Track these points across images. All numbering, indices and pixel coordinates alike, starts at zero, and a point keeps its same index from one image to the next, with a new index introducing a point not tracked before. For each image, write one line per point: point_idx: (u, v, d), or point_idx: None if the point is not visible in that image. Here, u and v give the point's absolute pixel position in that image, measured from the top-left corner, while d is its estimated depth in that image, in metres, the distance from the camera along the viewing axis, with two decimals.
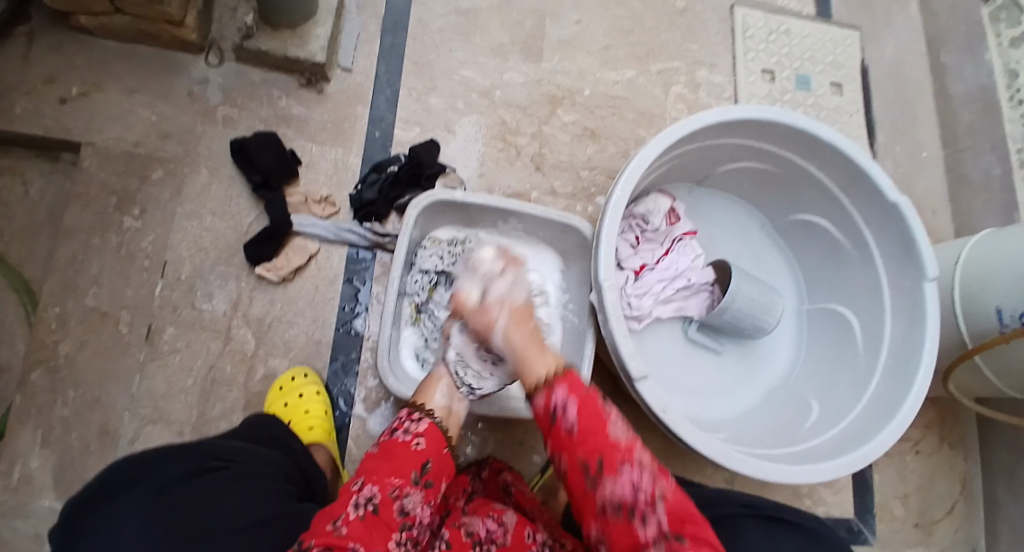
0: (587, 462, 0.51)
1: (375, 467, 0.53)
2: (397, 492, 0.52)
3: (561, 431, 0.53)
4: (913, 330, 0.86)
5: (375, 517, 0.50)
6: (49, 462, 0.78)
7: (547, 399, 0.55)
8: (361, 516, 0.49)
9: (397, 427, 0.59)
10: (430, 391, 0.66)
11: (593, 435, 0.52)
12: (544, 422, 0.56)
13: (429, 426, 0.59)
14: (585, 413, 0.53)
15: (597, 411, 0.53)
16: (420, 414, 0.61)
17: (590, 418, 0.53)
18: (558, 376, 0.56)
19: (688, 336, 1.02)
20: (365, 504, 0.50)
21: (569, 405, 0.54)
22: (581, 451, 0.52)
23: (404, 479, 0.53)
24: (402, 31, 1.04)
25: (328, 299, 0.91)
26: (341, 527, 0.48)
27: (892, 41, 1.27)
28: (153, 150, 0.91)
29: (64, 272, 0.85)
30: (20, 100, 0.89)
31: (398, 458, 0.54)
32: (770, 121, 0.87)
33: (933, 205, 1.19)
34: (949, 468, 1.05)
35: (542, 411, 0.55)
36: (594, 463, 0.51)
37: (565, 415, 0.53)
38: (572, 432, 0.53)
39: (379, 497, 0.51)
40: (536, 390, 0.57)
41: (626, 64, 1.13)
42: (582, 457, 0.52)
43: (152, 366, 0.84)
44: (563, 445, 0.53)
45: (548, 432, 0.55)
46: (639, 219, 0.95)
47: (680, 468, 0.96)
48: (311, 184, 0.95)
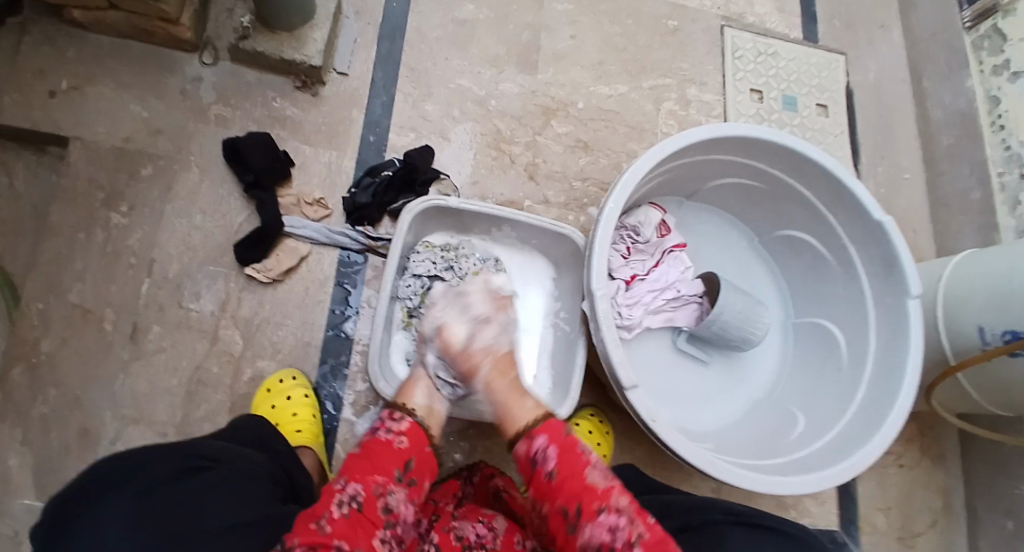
0: (566, 509, 0.54)
1: (357, 466, 0.55)
2: (381, 490, 0.54)
3: (541, 478, 0.56)
4: (897, 344, 0.88)
5: (359, 516, 0.52)
6: (24, 462, 0.76)
7: (529, 448, 0.59)
8: (345, 514, 0.51)
9: (378, 425, 0.60)
10: (411, 392, 0.66)
11: (571, 482, 0.55)
12: (526, 470, 0.59)
13: (412, 424, 0.60)
14: (562, 461, 0.55)
15: (575, 458, 0.56)
16: (402, 413, 0.61)
17: (569, 464, 0.56)
18: (538, 426, 0.60)
19: (676, 347, 1.02)
20: (349, 502, 0.52)
21: (549, 453, 0.57)
22: (560, 498, 0.55)
23: (388, 477, 0.55)
24: (398, 38, 1.05)
25: (319, 301, 0.90)
26: (325, 526, 0.50)
27: (875, 66, 1.31)
28: (144, 147, 0.90)
29: (48, 267, 0.83)
30: (8, 92, 0.88)
31: (380, 457, 0.56)
32: (759, 139, 0.89)
33: (914, 225, 1.22)
34: (931, 483, 1.06)
35: (523, 458, 0.59)
36: (572, 510, 0.54)
37: (545, 464, 0.56)
38: (551, 479, 0.55)
39: (363, 496, 0.53)
40: (517, 438, 0.61)
41: (619, 79, 1.15)
42: (562, 505, 0.54)
43: (135, 366, 0.82)
44: (543, 494, 0.56)
45: (531, 479, 0.58)
46: (630, 230, 0.98)
47: (668, 477, 0.96)
48: (304, 186, 0.94)
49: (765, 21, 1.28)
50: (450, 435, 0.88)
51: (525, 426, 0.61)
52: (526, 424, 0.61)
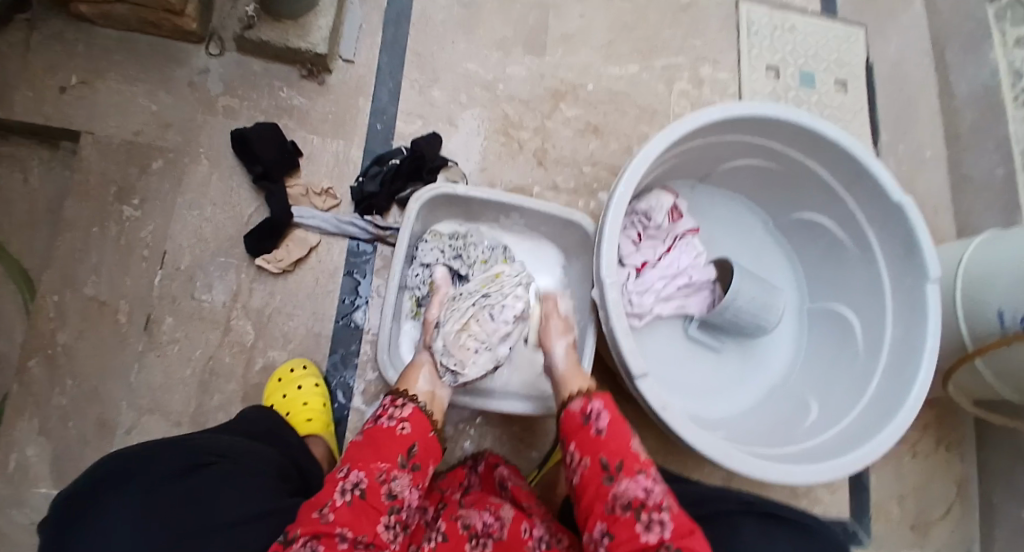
0: (607, 463, 0.58)
1: (360, 455, 0.57)
2: (384, 476, 0.55)
3: (590, 433, 0.61)
4: (915, 330, 0.86)
5: (363, 502, 0.53)
6: (48, 451, 0.78)
7: (584, 406, 0.63)
8: (348, 502, 0.52)
9: (381, 414, 0.61)
10: (415, 378, 0.69)
11: (618, 441, 0.59)
12: (574, 426, 0.63)
13: (414, 410, 0.62)
14: (615, 423, 0.61)
15: (625, 426, 0.61)
16: (403, 400, 0.63)
17: (619, 428, 0.60)
18: (597, 391, 0.66)
19: (688, 334, 1.01)
20: (352, 490, 0.53)
21: (603, 414, 0.62)
22: (604, 452, 0.58)
23: (391, 463, 0.56)
24: (404, 23, 1.04)
25: (329, 291, 0.91)
26: (328, 514, 0.51)
27: (897, 40, 1.26)
28: (154, 140, 0.91)
29: (64, 260, 0.84)
30: (19, 87, 0.89)
31: (383, 444, 0.57)
32: (773, 120, 0.87)
33: (935, 206, 1.18)
34: (947, 469, 1.04)
35: (578, 411, 0.63)
36: (614, 465, 0.57)
37: (597, 421, 0.61)
38: (601, 435, 0.60)
39: (366, 483, 0.54)
40: (573, 396, 0.66)
41: (629, 60, 1.12)
42: (604, 458, 0.58)
43: (151, 356, 0.84)
44: (588, 445, 0.60)
45: (577, 434, 0.62)
46: (641, 216, 0.95)
47: (678, 466, 0.96)
48: (312, 176, 0.94)
49: None
50: (460, 424, 0.89)
51: (577, 390, 0.67)
52: (577, 390, 0.67)
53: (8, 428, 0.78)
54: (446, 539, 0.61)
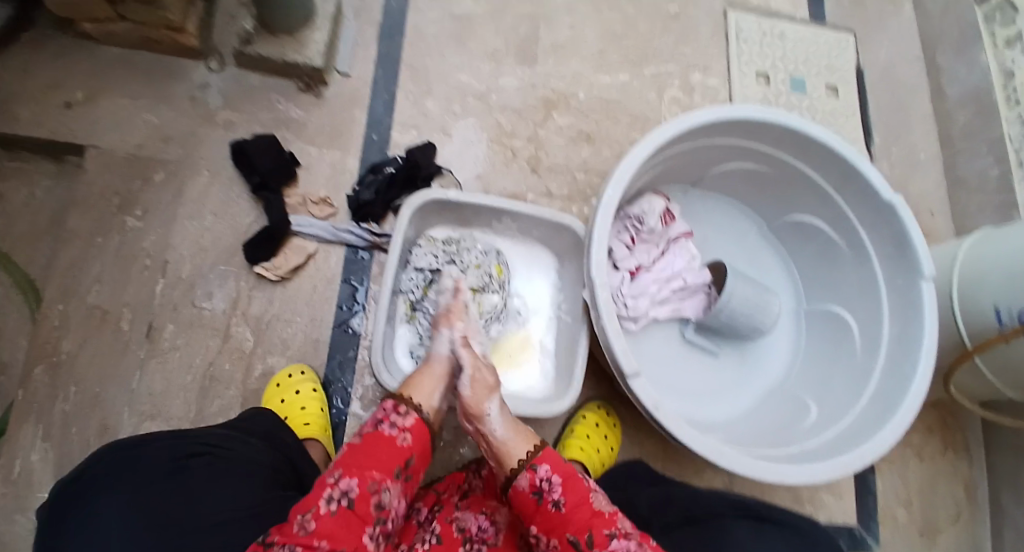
0: (577, 539, 0.54)
1: (354, 460, 0.52)
2: (376, 487, 0.52)
3: (548, 510, 0.56)
4: (910, 329, 0.86)
5: (351, 514, 0.50)
6: (50, 457, 0.79)
7: (531, 481, 0.57)
8: (333, 512, 0.49)
9: (382, 418, 0.56)
10: (429, 387, 0.62)
11: (579, 511, 0.55)
12: (529, 505, 0.57)
13: (417, 420, 0.57)
14: (569, 490, 0.56)
15: (579, 486, 0.56)
16: (408, 407, 0.57)
17: (575, 492, 0.56)
18: (537, 455, 0.59)
19: (684, 338, 1.02)
20: (340, 499, 0.50)
21: (554, 482, 0.56)
22: (570, 530, 0.55)
23: (385, 474, 0.53)
24: (398, 37, 1.07)
25: (326, 298, 0.92)
26: (309, 524, 0.48)
27: (886, 44, 1.27)
28: (156, 153, 0.93)
29: (68, 270, 0.86)
30: (26, 104, 0.92)
31: (382, 453, 0.54)
32: (762, 121, 0.88)
33: (930, 207, 1.19)
34: (953, 473, 1.03)
35: (526, 492, 0.57)
36: (585, 540, 0.54)
37: (552, 495, 0.56)
38: (560, 509, 0.55)
39: (357, 492, 0.50)
40: (518, 468, 0.58)
41: (619, 69, 1.14)
42: (573, 534, 0.54)
43: (152, 363, 0.85)
44: (551, 525, 0.56)
45: (536, 514, 0.57)
46: (634, 221, 0.95)
47: (679, 472, 0.95)
48: (310, 186, 0.97)
49: (770, 3, 1.26)
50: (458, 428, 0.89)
51: (522, 458, 0.58)
52: (523, 458, 0.58)
53: (11, 435, 0.79)
54: (440, 541, 0.61)
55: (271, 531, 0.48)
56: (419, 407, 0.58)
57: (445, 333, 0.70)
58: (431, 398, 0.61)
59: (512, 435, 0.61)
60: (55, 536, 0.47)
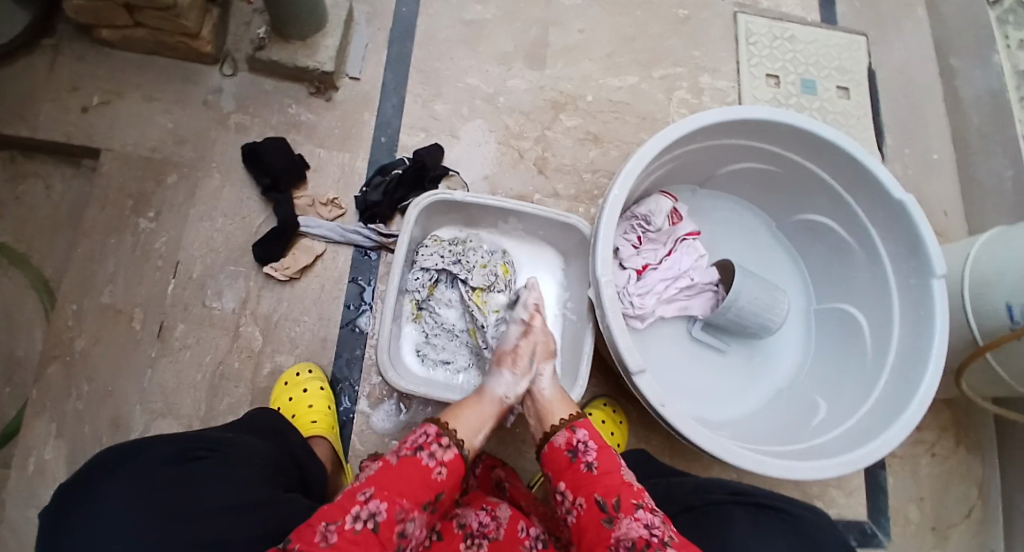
0: (604, 502, 0.53)
1: (388, 481, 0.51)
2: (403, 516, 0.50)
3: (580, 469, 0.56)
4: (921, 328, 0.85)
5: (373, 537, 0.48)
6: (62, 452, 0.81)
7: (569, 439, 0.60)
8: (357, 530, 0.47)
9: (423, 444, 0.55)
10: (471, 420, 0.62)
11: (611, 476, 0.55)
12: (561, 464, 0.58)
13: (456, 455, 0.56)
14: (604, 454, 0.57)
15: (614, 457, 0.57)
16: (450, 441, 0.56)
17: (609, 460, 0.57)
18: (578, 420, 0.62)
19: (691, 337, 1.01)
20: (366, 520, 0.48)
21: (591, 446, 0.58)
22: (598, 490, 0.54)
23: (414, 504, 0.52)
24: (409, 41, 1.08)
25: (334, 298, 0.93)
26: (331, 536, 0.47)
27: (899, 45, 1.26)
28: (170, 155, 0.95)
29: (83, 270, 0.88)
30: (46, 108, 0.94)
31: (415, 481, 0.52)
32: (771, 121, 0.88)
33: (943, 207, 1.17)
34: (966, 473, 1.01)
35: (564, 447, 0.59)
36: (611, 503, 0.53)
37: (586, 456, 0.57)
38: (592, 470, 0.56)
39: (383, 517, 0.49)
40: (557, 429, 0.62)
41: (628, 71, 1.15)
42: (600, 496, 0.54)
43: (163, 361, 0.87)
44: (580, 484, 0.55)
45: (566, 473, 0.57)
46: (641, 220, 0.96)
47: (685, 465, 0.95)
48: (319, 188, 0.98)
49: (780, 4, 1.25)
50: None
51: (564, 418, 0.63)
52: (564, 418, 0.63)
53: (25, 430, 0.81)
54: (441, 538, 0.61)
55: (289, 539, 0.47)
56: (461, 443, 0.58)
57: (503, 372, 0.71)
58: (472, 433, 0.61)
59: (552, 403, 0.67)
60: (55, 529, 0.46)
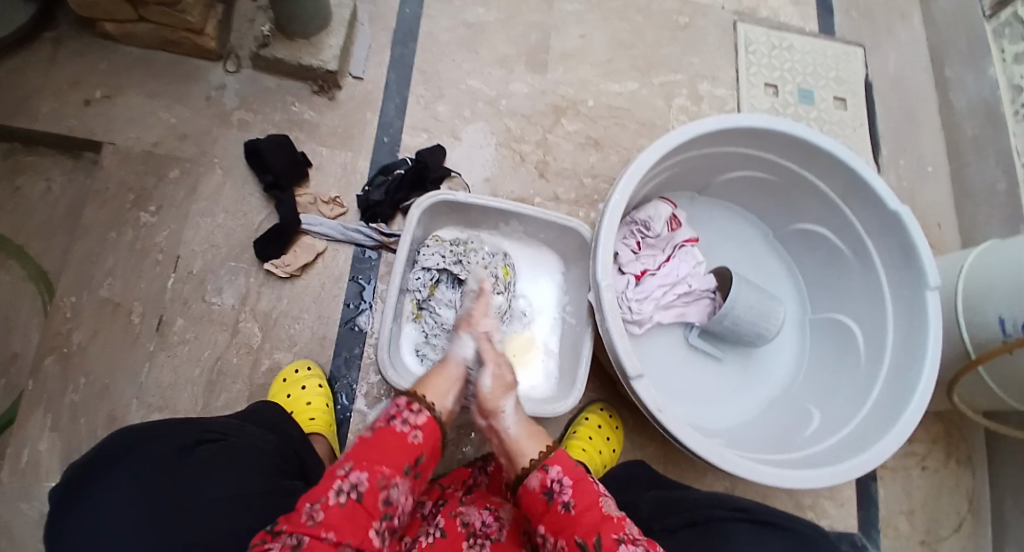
0: (585, 542, 0.53)
1: (365, 452, 0.52)
2: (385, 482, 0.51)
3: (558, 511, 0.55)
4: (915, 338, 0.86)
5: (358, 507, 0.49)
6: (57, 447, 0.80)
7: (542, 480, 0.57)
8: (342, 504, 0.48)
9: (395, 413, 0.55)
10: (443, 387, 0.61)
11: (588, 513, 0.54)
12: (538, 507, 0.57)
13: (429, 418, 0.56)
14: (579, 493, 0.55)
15: (591, 490, 0.55)
16: (421, 405, 0.56)
17: (586, 494, 0.55)
18: (549, 456, 0.58)
19: (688, 343, 1.02)
20: (349, 491, 0.49)
21: (565, 484, 0.56)
22: (578, 532, 0.53)
23: (394, 469, 0.52)
24: (411, 42, 1.09)
25: (334, 296, 0.93)
26: (317, 514, 0.47)
27: (895, 57, 1.28)
28: (171, 150, 0.95)
29: (81, 264, 0.88)
30: (47, 100, 0.94)
31: (393, 449, 0.53)
32: (769, 130, 0.89)
33: (937, 219, 1.19)
34: (956, 484, 1.03)
35: (537, 490, 0.57)
36: (592, 543, 0.52)
37: (562, 496, 0.55)
38: (570, 510, 0.54)
39: (365, 485, 0.50)
40: (530, 468, 0.58)
41: (629, 77, 1.16)
42: (580, 537, 0.53)
43: (161, 356, 0.87)
44: (560, 526, 0.54)
45: (545, 515, 0.56)
46: (640, 225, 0.97)
47: (678, 474, 0.95)
48: (320, 186, 0.98)
49: (779, 15, 1.27)
50: (460, 428, 0.89)
51: (534, 458, 0.59)
52: (535, 458, 0.59)
53: (20, 424, 0.80)
54: (444, 535, 0.61)
55: (279, 522, 0.48)
56: (432, 407, 0.57)
57: (466, 338, 0.72)
58: (444, 399, 0.61)
59: (522, 436, 0.62)
60: (63, 507, 0.47)
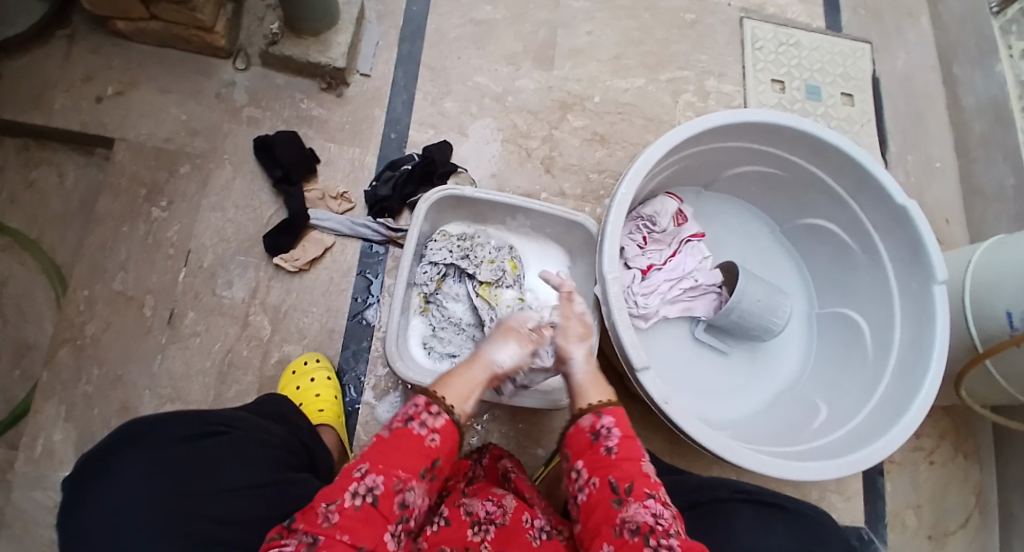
0: (617, 485, 0.54)
1: (382, 454, 0.51)
2: (400, 486, 0.50)
3: (600, 452, 0.57)
4: (923, 333, 0.86)
5: (374, 510, 0.48)
6: (71, 436, 0.82)
7: (593, 422, 0.59)
8: (357, 506, 0.48)
9: (413, 414, 0.54)
10: (465, 387, 0.58)
11: (629, 463, 0.55)
12: (582, 445, 0.58)
13: (447, 422, 0.54)
14: (625, 442, 0.57)
15: (635, 446, 0.57)
16: (439, 409, 0.54)
17: (631, 448, 0.57)
18: (607, 405, 0.60)
19: (694, 338, 1.02)
20: (365, 494, 0.48)
21: (614, 433, 0.57)
22: (614, 474, 0.55)
23: (411, 474, 0.51)
24: (420, 39, 1.09)
25: (342, 290, 0.94)
26: (332, 516, 0.47)
27: (904, 53, 1.28)
28: (182, 145, 0.97)
29: (94, 257, 0.89)
30: (61, 96, 0.95)
31: (409, 451, 0.51)
32: (775, 125, 0.89)
33: (946, 215, 1.18)
34: (963, 478, 1.02)
35: (586, 428, 0.59)
36: (624, 488, 0.54)
37: (607, 440, 0.57)
38: (611, 455, 0.56)
39: (381, 489, 0.49)
40: (584, 410, 0.61)
41: (635, 73, 1.16)
42: (614, 479, 0.54)
43: (173, 348, 0.88)
44: (597, 465, 0.56)
45: (586, 452, 0.58)
46: (646, 220, 0.98)
47: (685, 464, 0.96)
48: (329, 181, 0.99)
49: (786, 11, 1.27)
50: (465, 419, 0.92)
51: (592, 402, 0.61)
52: (595, 401, 0.61)
53: (34, 414, 0.82)
54: (449, 523, 0.63)
55: (297, 518, 0.48)
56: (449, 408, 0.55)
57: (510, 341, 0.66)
58: (466, 401, 0.58)
59: (587, 384, 0.64)
60: (78, 495, 0.48)
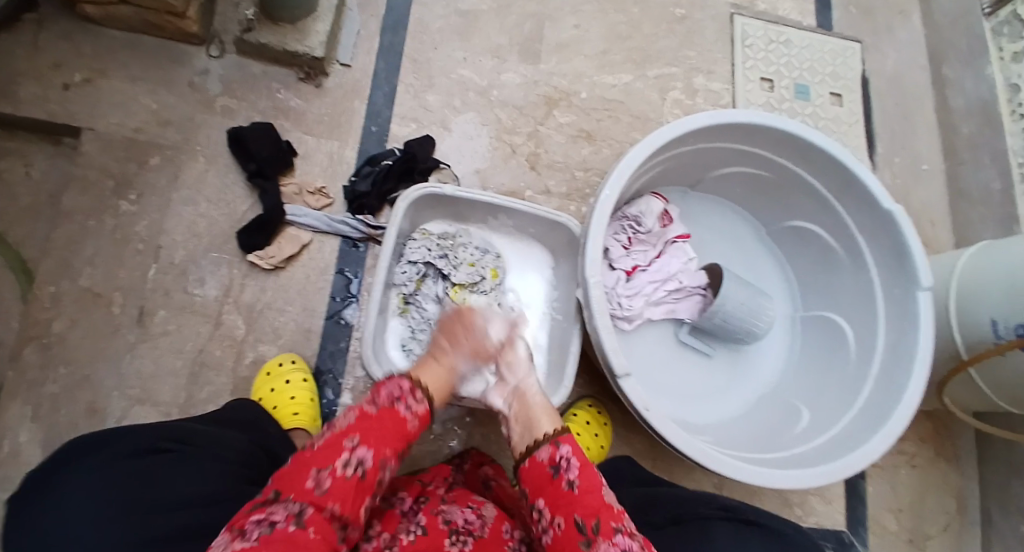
0: (583, 524, 0.52)
1: (371, 427, 0.51)
2: (384, 463, 0.51)
3: (561, 487, 0.55)
4: (905, 341, 0.86)
5: (360, 484, 0.49)
6: (36, 439, 0.79)
7: (551, 454, 0.57)
8: (348, 476, 0.48)
9: (400, 395, 0.55)
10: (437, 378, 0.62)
11: (592, 495, 0.54)
12: (541, 480, 0.57)
13: (426, 408, 0.57)
14: (584, 470, 0.55)
15: (593, 471, 0.56)
16: (422, 394, 0.57)
17: (591, 477, 0.55)
18: (559, 434, 0.59)
19: (678, 340, 1.02)
20: (356, 467, 0.49)
21: (573, 463, 0.56)
22: (578, 511, 0.53)
23: (394, 452, 0.52)
24: (402, 29, 1.06)
25: (319, 288, 0.92)
26: (323, 482, 0.47)
27: (892, 53, 1.27)
28: (154, 137, 0.93)
29: (61, 253, 0.86)
30: (25, 84, 0.91)
31: (393, 430, 0.53)
32: (762, 126, 0.87)
33: (932, 218, 1.18)
34: (943, 483, 1.03)
35: (545, 463, 0.57)
36: (590, 527, 0.52)
37: (568, 473, 0.55)
38: (573, 489, 0.54)
39: (369, 464, 0.50)
40: (537, 443, 0.59)
41: (622, 69, 1.14)
42: (580, 517, 0.53)
43: (142, 347, 0.85)
44: (560, 503, 0.54)
45: (546, 488, 0.56)
46: (631, 221, 0.95)
47: (667, 469, 0.96)
48: (306, 176, 0.96)
49: (777, 8, 1.25)
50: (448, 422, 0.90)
51: (548, 432, 0.59)
52: (550, 430, 0.59)
53: None
54: (426, 532, 0.60)
55: (277, 487, 0.47)
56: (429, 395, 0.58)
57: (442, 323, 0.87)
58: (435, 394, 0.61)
59: (539, 408, 0.63)
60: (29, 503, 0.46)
